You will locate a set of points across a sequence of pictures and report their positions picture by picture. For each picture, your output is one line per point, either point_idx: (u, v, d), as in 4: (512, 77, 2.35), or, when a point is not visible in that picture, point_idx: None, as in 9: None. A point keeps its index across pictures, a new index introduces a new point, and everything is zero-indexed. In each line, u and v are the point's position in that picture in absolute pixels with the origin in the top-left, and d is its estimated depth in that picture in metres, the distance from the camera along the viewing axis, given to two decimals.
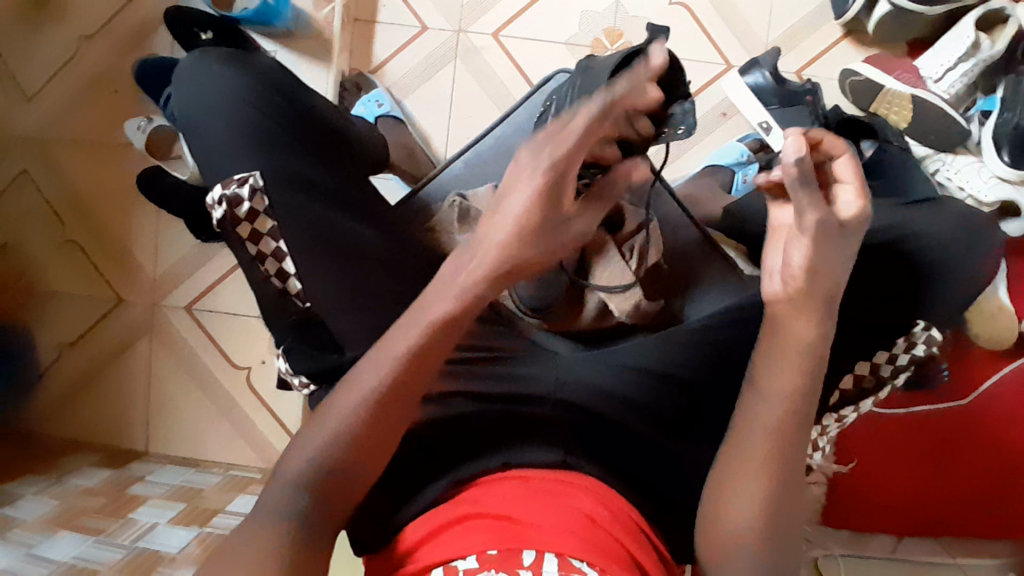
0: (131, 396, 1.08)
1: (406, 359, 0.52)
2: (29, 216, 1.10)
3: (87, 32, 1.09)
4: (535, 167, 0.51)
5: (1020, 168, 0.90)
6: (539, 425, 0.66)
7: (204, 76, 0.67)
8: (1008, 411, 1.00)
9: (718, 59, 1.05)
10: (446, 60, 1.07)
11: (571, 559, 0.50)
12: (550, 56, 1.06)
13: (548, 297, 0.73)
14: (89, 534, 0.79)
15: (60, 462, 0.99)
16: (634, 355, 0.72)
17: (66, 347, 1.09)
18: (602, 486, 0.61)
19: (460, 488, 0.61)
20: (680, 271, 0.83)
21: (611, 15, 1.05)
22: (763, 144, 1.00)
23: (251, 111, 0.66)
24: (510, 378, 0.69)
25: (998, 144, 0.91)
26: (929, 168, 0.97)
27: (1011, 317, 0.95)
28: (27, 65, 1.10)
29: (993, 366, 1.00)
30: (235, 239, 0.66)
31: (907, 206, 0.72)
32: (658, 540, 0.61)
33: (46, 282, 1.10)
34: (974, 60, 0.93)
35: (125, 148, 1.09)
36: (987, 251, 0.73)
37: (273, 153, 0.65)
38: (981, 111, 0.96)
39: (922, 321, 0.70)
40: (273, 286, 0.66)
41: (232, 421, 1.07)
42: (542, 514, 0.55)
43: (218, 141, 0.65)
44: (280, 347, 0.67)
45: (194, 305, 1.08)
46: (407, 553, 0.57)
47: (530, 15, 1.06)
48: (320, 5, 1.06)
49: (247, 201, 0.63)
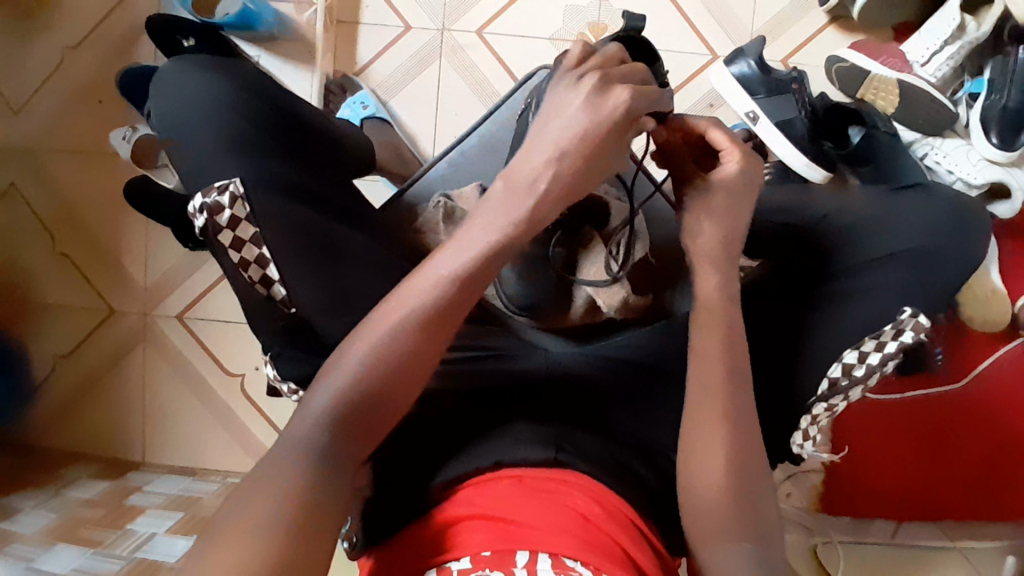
0: (127, 406, 1.08)
1: (386, 344, 0.50)
2: (20, 228, 1.10)
3: (70, 43, 1.08)
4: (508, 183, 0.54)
5: (1010, 150, 0.90)
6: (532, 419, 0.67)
7: (182, 83, 0.67)
8: (1006, 393, 1.00)
9: (704, 50, 1.05)
10: (431, 60, 1.07)
11: (565, 558, 0.51)
12: (534, 52, 1.06)
13: (532, 291, 0.76)
14: (89, 545, 0.79)
15: (58, 474, 0.99)
16: (618, 347, 0.75)
17: (60, 359, 1.09)
18: (595, 482, 0.60)
19: (450, 491, 0.60)
20: (669, 263, 0.80)
21: (595, 8, 1.05)
22: (752, 134, 0.98)
23: (230, 121, 0.65)
24: (500, 372, 0.72)
25: (986, 126, 0.90)
26: (918, 152, 0.96)
27: (1004, 300, 0.94)
28: (12, 78, 1.10)
29: (987, 348, 0.99)
30: (216, 248, 0.64)
31: (893, 195, 0.74)
32: (653, 534, 0.60)
33: (39, 295, 1.09)
34: (960, 41, 0.92)
35: (112, 158, 1.08)
36: (981, 231, 0.72)
37: (253, 157, 0.64)
38: (969, 93, 0.95)
39: (910, 308, 0.66)
40: (258, 292, 0.64)
41: (228, 427, 1.07)
42: (536, 513, 0.55)
43: (199, 151, 0.64)
44: (269, 352, 0.66)
45: (186, 313, 1.08)
46: (399, 560, 0.56)
47: (514, 11, 1.06)
48: (303, 8, 1.06)
49: (227, 209, 0.62)
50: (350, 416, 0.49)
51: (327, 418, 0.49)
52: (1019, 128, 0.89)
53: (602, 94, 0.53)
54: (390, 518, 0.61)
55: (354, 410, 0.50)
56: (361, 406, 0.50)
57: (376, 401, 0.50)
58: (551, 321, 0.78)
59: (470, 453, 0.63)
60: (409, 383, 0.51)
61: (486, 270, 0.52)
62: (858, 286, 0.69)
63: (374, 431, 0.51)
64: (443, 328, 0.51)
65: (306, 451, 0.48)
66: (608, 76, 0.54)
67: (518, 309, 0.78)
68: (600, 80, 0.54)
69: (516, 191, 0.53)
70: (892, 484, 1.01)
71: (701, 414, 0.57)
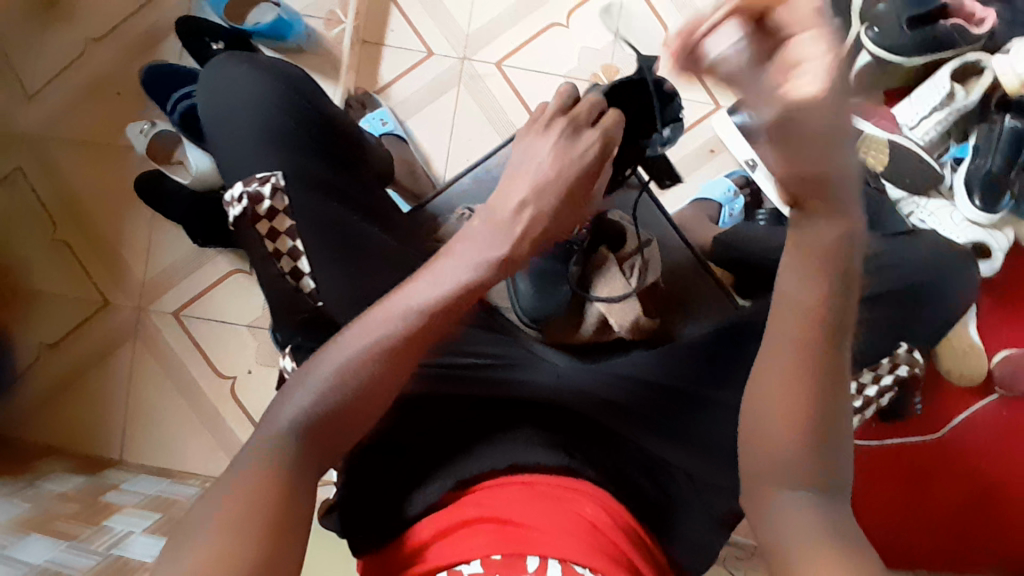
0: (111, 401, 1.06)
1: (343, 383, 0.50)
2: (22, 213, 1.08)
3: (95, 35, 1.10)
4: (468, 262, 0.56)
5: (991, 213, 0.98)
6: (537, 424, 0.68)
7: (232, 76, 0.69)
8: (980, 446, 1.03)
9: (708, 98, 1.10)
10: (450, 85, 1.10)
11: (574, 564, 0.53)
12: (549, 87, 1.10)
13: (547, 307, 0.78)
14: (62, 539, 0.76)
15: (33, 466, 0.95)
16: (621, 367, 0.73)
17: (47, 348, 1.06)
18: (605, 493, 0.63)
19: (464, 490, 0.62)
20: (676, 291, 0.85)
21: (609, 51, 1.10)
22: (750, 181, 1.05)
23: (277, 119, 0.67)
24: (491, 382, 0.71)
25: (970, 188, 0.98)
26: (906, 209, 1.02)
27: (980, 354, 1.00)
28: (30, 64, 1.10)
29: (964, 400, 1.03)
30: (250, 238, 0.66)
31: (887, 236, 0.75)
32: (644, 532, 0.64)
33: (33, 281, 1.07)
34: (948, 109, 0.99)
35: (124, 150, 1.08)
36: (965, 283, 0.76)
37: (298, 150, 0.66)
38: (954, 158, 1.03)
39: (905, 344, 0.78)
40: (287, 284, 0.64)
41: (215, 433, 1.04)
42: (546, 517, 0.57)
43: (245, 145, 0.65)
44: (290, 345, 0.66)
45: (183, 310, 1.07)
46: (414, 551, 0.58)
47: (533, 46, 1.10)
48: (331, 25, 1.10)
49: (267, 199, 0.63)
50: (320, 424, 0.50)
51: (312, 409, 0.49)
52: (998, 194, 0.97)
53: (572, 137, 0.61)
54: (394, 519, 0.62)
55: (328, 410, 0.50)
56: (344, 399, 0.50)
57: (346, 406, 0.51)
58: (562, 334, 0.78)
59: (477, 452, 0.66)
60: (390, 378, 0.52)
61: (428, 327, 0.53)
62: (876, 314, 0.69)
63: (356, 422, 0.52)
64: (407, 347, 0.52)
65: (283, 439, 0.48)
66: (575, 120, 0.61)
67: (528, 320, 0.78)
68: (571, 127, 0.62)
69: (492, 244, 0.57)
70: (882, 518, 1.02)
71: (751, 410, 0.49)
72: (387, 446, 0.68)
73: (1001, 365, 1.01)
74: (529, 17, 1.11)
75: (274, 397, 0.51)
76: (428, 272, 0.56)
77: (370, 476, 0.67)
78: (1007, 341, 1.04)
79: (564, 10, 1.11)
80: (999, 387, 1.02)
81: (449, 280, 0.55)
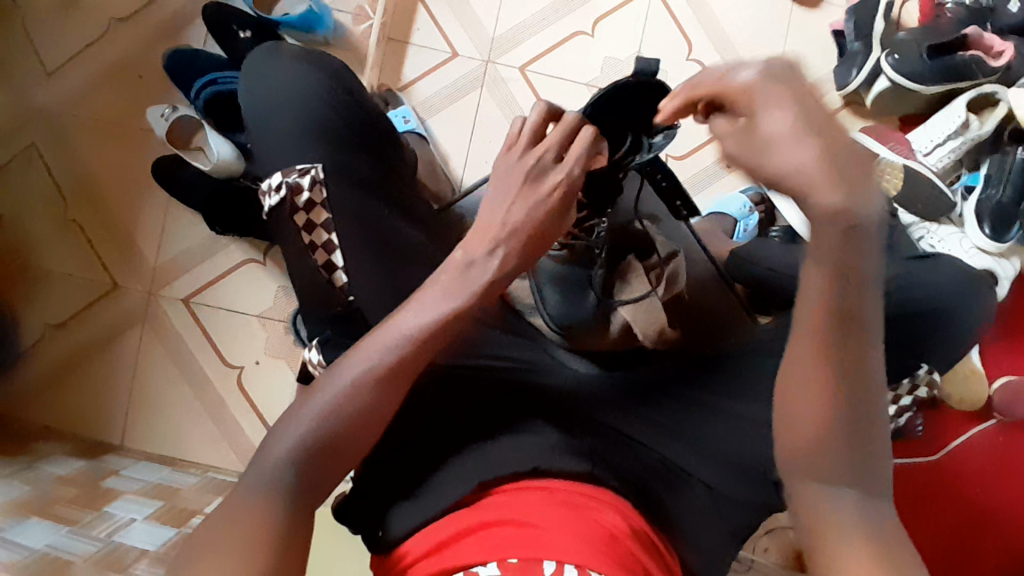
0: (113, 384, 1.04)
1: (346, 401, 0.53)
2: (32, 191, 1.07)
3: (119, 16, 1.09)
4: (467, 284, 0.58)
5: (1000, 242, 1.00)
6: (558, 412, 0.69)
7: (279, 67, 0.69)
8: (978, 472, 1.05)
9: None
10: (473, 87, 1.11)
11: (591, 571, 0.50)
12: (571, 95, 1.11)
13: (573, 311, 0.81)
14: (63, 523, 0.74)
15: (31, 447, 0.94)
16: (642, 377, 0.75)
17: (50, 328, 1.05)
18: (624, 502, 0.60)
19: (482, 492, 0.60)
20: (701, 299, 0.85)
21: (632, 63, 1.11)
22: (766, 197, 1.06)
23: (322, 112, 0.67)
24: (522, 382, 0.72)
25: (981, 216, 1.00)
26: (917, 234, 1.03)
27: (980, 379, 1.02)
28: (50, 41, 1.09)
29: (962, 425, 1.05)
30: (286, 230, 0.66)
31: (905, 261, 0.76)
32: (660, 543, 0.60)
33: (41, 260, 1.06)
34: (962, 138, 1.02)
35: (142, 134, 1.07)
36: (981, 305, 0.77)
37: (340, 147, 0.67)
38: (965, 185, 1.05)
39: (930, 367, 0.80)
40: (321, 277, 0.65)
41: (218, 422, 1.03)
42: (565, 523, 0.54)
43: (290, 137, 0.66)
44: (317, 337, 0.65)
45: (193, 297, 1.06)
46: (428, 553, 0.56)
47: (557, 53, 1.11)
48: (359, 20, 1.10)
49: (306, 191, 0.64)
50: (324, 438, 0.52)
51: (320, 425, 0.52)
52: (1008, 224, 0.99)
53: (540, 174, 0.60)
54: (383, 534, 0.61)
55: (334, 426, 0.53)
56: (353, 415, 0.53)
57: (353, 422, 0.53)
58: (587, 342, 0.80)
59: (457, 467, 0.63)
60: (395, 389, 0.55)
61: (427, 350, 0.56)
62: (894, 331, 0.71)
63: (367, 433, 0.54)
64: (408, 372, 0.55)
65: (289, 454, 0.52)
66: (541, 162, 0.59)
67: (554, 325, 0.81)
68: (537, 165, 0.60)
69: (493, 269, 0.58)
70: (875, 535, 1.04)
71: (786, 420, 0.49)
72: (389, 444, 0.67)
73: (1000, 394, 1.03)
74: (555, 24, 1.11)
75: (279, 415, 0.54)
76: (433, 285, 0.58)
77: (373, 479, 0.66)
78: (1007, 368, 1.06)
79: (589, 19, 1.12)
80: (998, 413, 1.04)
81: (455, 296, 0.57)
